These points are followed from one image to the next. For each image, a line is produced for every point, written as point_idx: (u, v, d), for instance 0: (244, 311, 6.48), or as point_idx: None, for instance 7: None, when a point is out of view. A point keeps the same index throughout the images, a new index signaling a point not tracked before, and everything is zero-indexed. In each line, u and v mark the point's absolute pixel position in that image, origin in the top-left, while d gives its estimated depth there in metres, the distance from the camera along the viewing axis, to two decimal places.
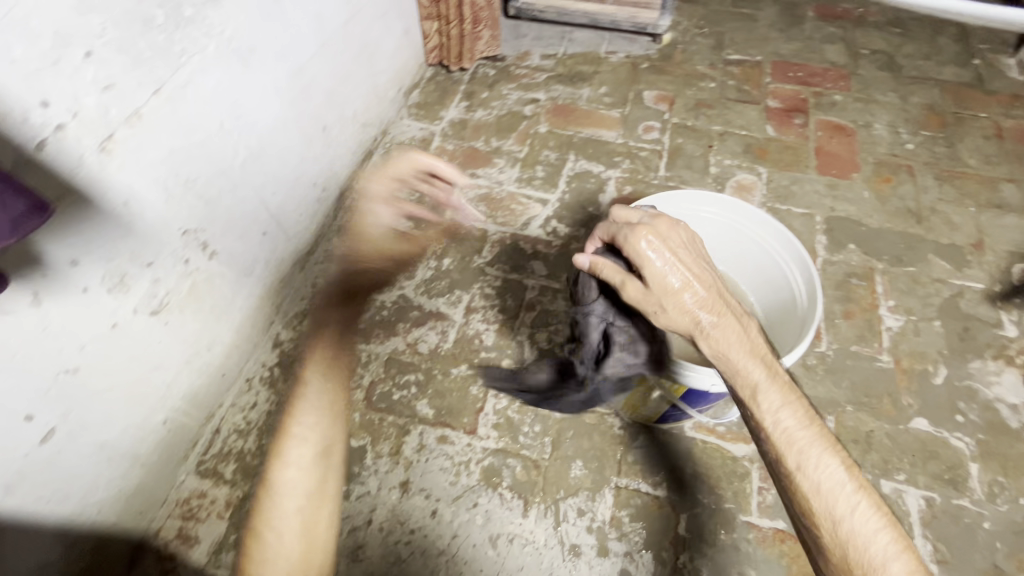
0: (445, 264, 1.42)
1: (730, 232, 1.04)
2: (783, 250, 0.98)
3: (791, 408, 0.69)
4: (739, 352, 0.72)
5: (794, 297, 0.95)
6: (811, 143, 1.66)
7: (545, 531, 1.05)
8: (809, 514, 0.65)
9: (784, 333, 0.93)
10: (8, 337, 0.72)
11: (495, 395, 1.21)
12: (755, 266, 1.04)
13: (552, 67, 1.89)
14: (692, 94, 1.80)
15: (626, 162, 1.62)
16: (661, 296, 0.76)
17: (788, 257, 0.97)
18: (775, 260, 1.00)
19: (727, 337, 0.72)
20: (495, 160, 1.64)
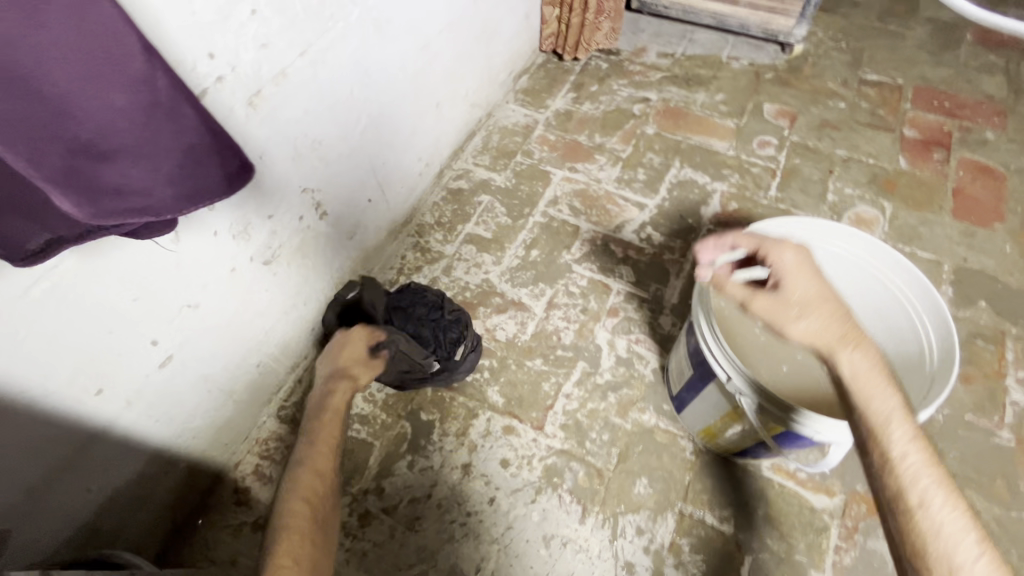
0: (533, 255, 1.41)
1: (857, 271, 0.94)
2: (918, 300, 0.88)
3: (919, 444, 0.63)
4: (875, 377, 0.67)
5: (922, 354, 0.85)
6: (949, 182, 1.50)
7: (600, 542, 1.03)
8: (922, 560, 0.59)
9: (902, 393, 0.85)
10: (149, 269, 0.77)
11: (567, 395, 1.19)
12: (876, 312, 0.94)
13: (668, 67, 1.82)
14: (817, 113, 1.67)
15: (734, 176, 1.54)
16: (804, 306, 0.72)
17: (923, 309, 0.87)
18: (905, 309, 0.89)
19: (864, 360, 0.68)
20: (596, 157, 1.60)
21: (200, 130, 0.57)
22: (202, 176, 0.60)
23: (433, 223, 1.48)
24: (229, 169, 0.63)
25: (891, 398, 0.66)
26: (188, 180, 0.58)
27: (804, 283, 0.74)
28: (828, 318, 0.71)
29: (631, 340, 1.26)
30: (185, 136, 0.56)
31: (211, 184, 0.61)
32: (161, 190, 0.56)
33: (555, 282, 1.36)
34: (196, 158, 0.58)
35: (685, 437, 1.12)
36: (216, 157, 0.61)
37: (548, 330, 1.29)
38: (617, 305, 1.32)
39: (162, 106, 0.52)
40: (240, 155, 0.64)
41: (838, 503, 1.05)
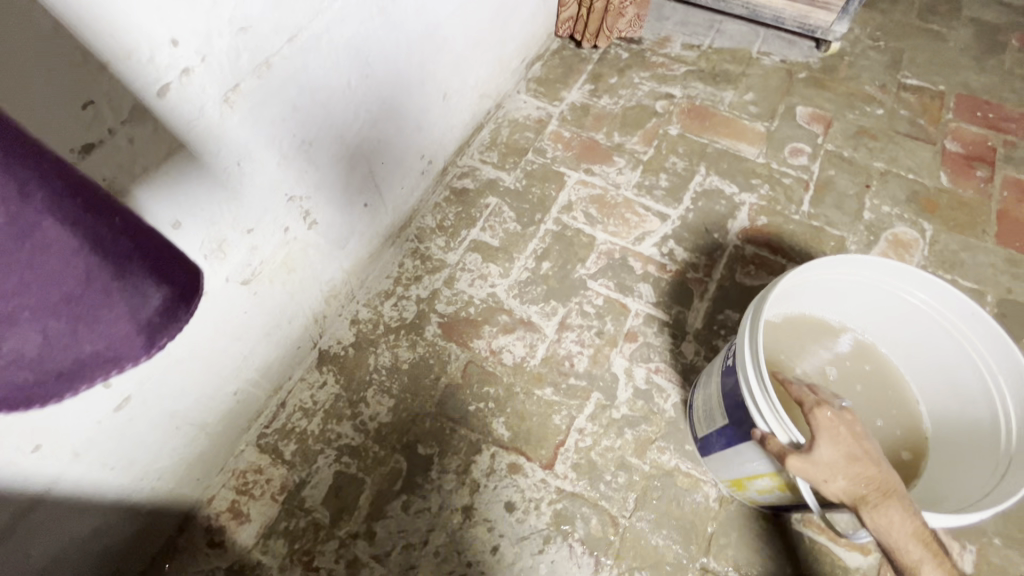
0: (544, 268, 1.29)
1: (927, 324, 0.83)
2: (997, 364, 0.76)
3: None
4: (906, 535, 0.66)
5: (996, 428, 0.75)
6: (993, 203, 1.39)
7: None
8: None
9: (968, 468, 0.76)
10: None
11: (580, 430, 1.08)
12: (946, 371, 0.83)
13: (694, 60, 1.67)
14: (854, 119, 1.55)
15: (764, 187, 1.42)
16: (835, 472, 0.68)
17: (1000, 375, 0.76)
18: (979, 373, 0.78)
19: (893, 521, 0.66)
20: (615, 158, 1.47)
21: (82, 256, 0.29)
22: (93, 330, 0.31)
23: (434, 226, 1.34)
24: (151, 304, 0.33)
25: (924, 551, 0.65)
26: (71, 348, 0.31)
27: (837, 443, 0.69)
28: (865, 483, 0.68)
29: (650, 369, 1.15)
30: (65, 273, 0.29)
31: (105, 339, 0.32)
32: (48, 372, 0.31)
33: (568, 299, 1.24)
34: (71, 306, 0.29)
35: (709, 484, 1.03)
36: (104, 288, 0.31)
37: (560, 355, 1.17)
38: (637, 328, 1.21)
39: (21, 234, 0.26)
40: (167, 275, 0.34)
41: (873, 561, 0.97)
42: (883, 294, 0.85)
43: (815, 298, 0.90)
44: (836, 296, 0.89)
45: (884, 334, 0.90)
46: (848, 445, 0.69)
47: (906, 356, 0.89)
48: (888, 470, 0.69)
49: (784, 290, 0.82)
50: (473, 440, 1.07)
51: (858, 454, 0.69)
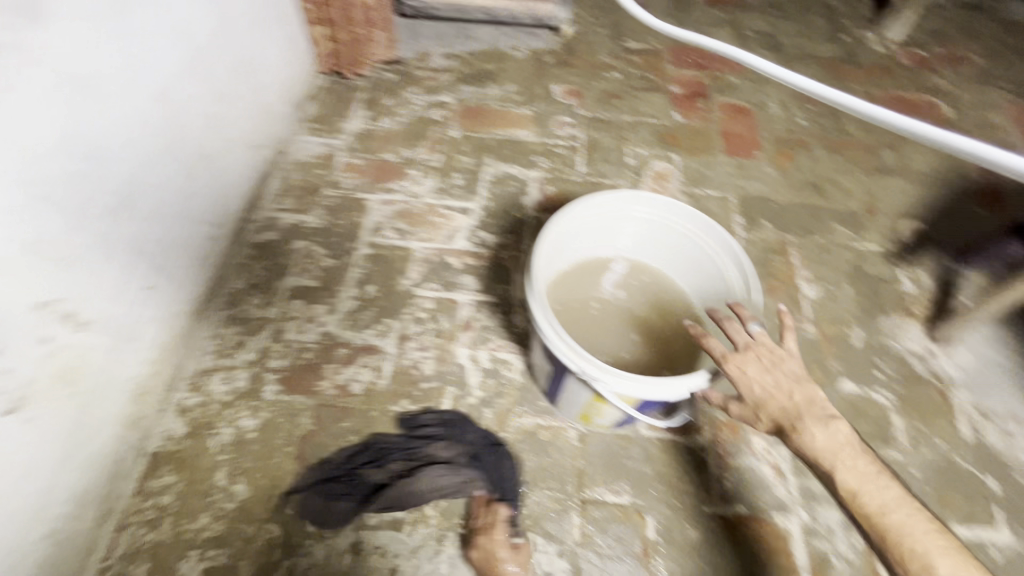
0: (370, 291, 1.31)
1: (663, 228, 1.03)
2: (712, 240, 0.97)
3: (879, 486, 0.73)
4: (827, 448, 0.76)
5: (729, 286, 0.95)
6: (715, 126, 1.72)
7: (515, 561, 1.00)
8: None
9: (724, 324, 0.95)
10: None
11: (444, 427, 1.13)
12: (688, 257, 1.03)
13: (457, 68, 1.83)
14: (599, 86, 1.80)
15: (544, 161, 1.59)
16: (756, 408, 0.81)
17: (717, 245, 0.97)
18: (705, 251, 0.99)
19: (816, 439, 0.77)
20: (409, 172, 1.54)
21: None
22: None
23: (246, 287, 1.30)
24: None
25: (846, 462, 0.75)
26: None
27: (754, 383, 0.81)
28: (782, 410, 0.80)
29: (491, 348, 1.24)
30: None
31: None
32: None
33: (401, 313, 1.28)
34: None
35: (567, 426, 1.14)
36: None
37: (406, 366, 1.21)
38: (471, 317, 1.28)
39: None
40: None
41: (707, 436, 1.14)
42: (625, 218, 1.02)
43: (581, 240, 1.04)
44: (596, 232, 1.04)
45: (641, 248, 1.09)
46: (763, 383, 0.81)
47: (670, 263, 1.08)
48: (803, 394, 0.80)
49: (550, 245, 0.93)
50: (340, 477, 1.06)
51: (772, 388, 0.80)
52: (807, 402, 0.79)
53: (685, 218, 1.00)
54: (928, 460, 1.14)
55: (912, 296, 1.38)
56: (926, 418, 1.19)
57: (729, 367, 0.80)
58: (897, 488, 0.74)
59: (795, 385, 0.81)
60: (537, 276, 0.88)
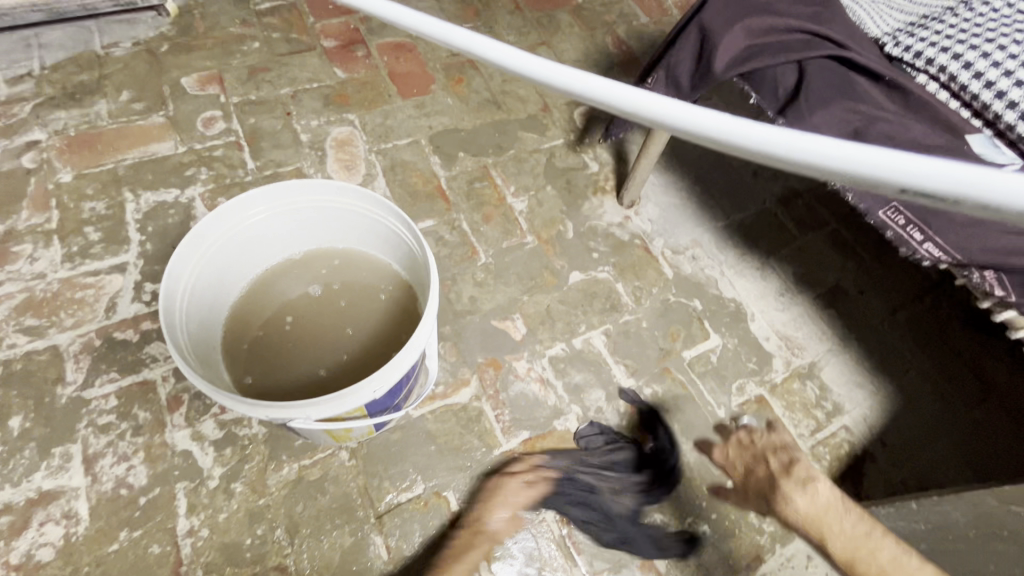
0: (16, 426, 0.98)
1: (299, 211, 0.91)
2: (347, 197, 0.89)
3: (877, 536, 0.82)
4: (799, 505, 0.89)
5: (392, 230, 0.90)
6: (382, 71, 1.61)
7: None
8: None
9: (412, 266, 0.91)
10: None
11: (190, 533, 0.93)
12: (344, 224, 0.94)
13: (35, 91, 1.37)
14: (239, 63, 1.54)
15: (202, 171, 1.33)
16: (748, 494, 0.99)
17: (355, 200, 0.89)
18: (351, 210, 0.91)
19: (792, 501, 0.90)
20: (15, 249, 1.15)
21: None
22: None
23: None
24: None
25: (823, 509, 0.87)
26: None
27: (739, 473, 1.02)
28: (763, 489, 0.96)
29: (215, 413, 1.03)
30: None
31: None
32: None
33: (74, 431, 0.98)
34: None
35: (334, 451, 1.03)
36: None
37: (109, 491, 0.94)
38: (176, 389, 1.04)
39: None
40: None
41: (475, 384, 1.14)
42: (252, 226, 0.88)
43: (222, 271, 0.88)
44: (234, 254, 0.89)
45: (300, 240, 0.96)
46: (746, 464, 1.01)
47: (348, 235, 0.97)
48: (784, 474, 0.94)
49: (172, 306, 0.76)
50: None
51: (759, 461, 0.99)
52: (789, 468, 0.94)
53: (321, 190, 0.88)
54: (651, 309, 1.31)
55: (600, 174, 1.52)
56: (640, 275, 1.36)
57: (722, 463, 1.04)
58: (892, 541, 0.81)
59: (791, 449, 0.97)
60: (170, 345, 0.71)
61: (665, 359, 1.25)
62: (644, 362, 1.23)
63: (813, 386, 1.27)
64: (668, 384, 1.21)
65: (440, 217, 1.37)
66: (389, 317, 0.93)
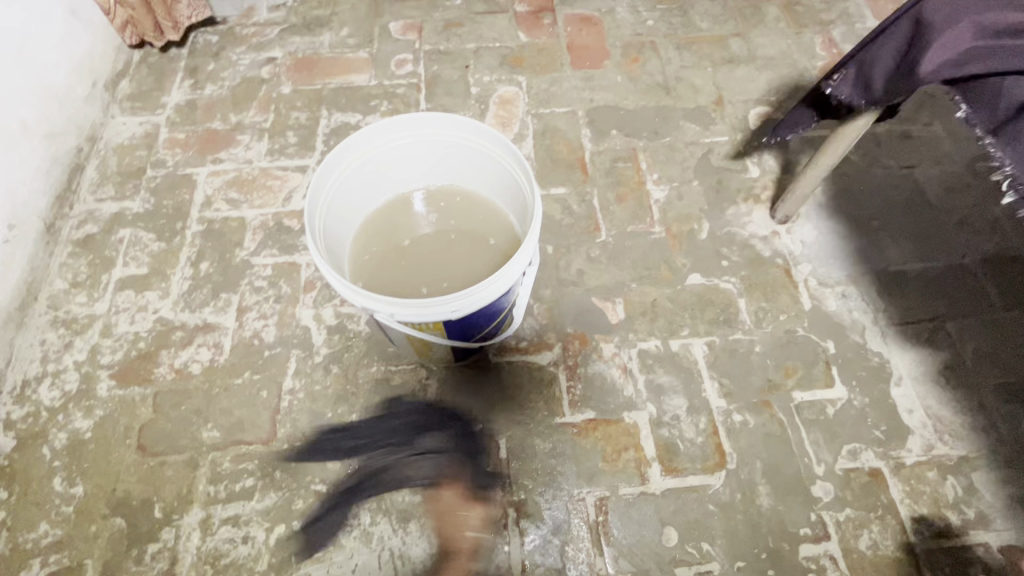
0: (203, 269, 1.25)
1: (437, 146, 1.00)
2: (481, 139, 0.96)
3: None
4: None
5: (514, 176, 0.95)
6: (562, 40, 1.65)
7: (371, 501, 1.00)
8: None
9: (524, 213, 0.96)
10: None
11: (290, 391, 1.11)
12: (474, 166, 1.02)
13: (284, 19, 1.69)
14: (440, 16, 1.70)
15: (383, 104, 1.51)
16: None
17: (487, 144, 0.96)
18: (482, 153, 0.98)
19: None
20: (238, 138, 1.45)
21: None
22: None
23: (69, 287, 1.22)
24: None
25: None
26: None
27: None
28: None
29: (335, 304, 1.20)
30: None
31: None
32: None
33: (237, 285, 1.23)
34: None
35: (416, 367, 1.13)
36: None
37: (247, 338, 1.16)
38: (313, 276, 1.24)
39: None
40: None
41: (558, 351, 1.15)
42: (396, 151, 0.99)
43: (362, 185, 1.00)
44: (375, 172, 1.00)
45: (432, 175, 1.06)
46: None
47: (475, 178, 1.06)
48: None
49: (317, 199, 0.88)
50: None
51: None
52: None
53: (460, 128, 0.97)
54: (771, 336, 1.17)
55: (758, 182, 1.39)
56: (769, 296, 1.22)
57: None
58: None
59: None
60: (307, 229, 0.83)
61: (770, 392, 1.11)
62: (743, 388, 1.12)
63: (957, 485, 1.03)
64: (764, 419, 1.08)
65: (574, 187, 1.38)
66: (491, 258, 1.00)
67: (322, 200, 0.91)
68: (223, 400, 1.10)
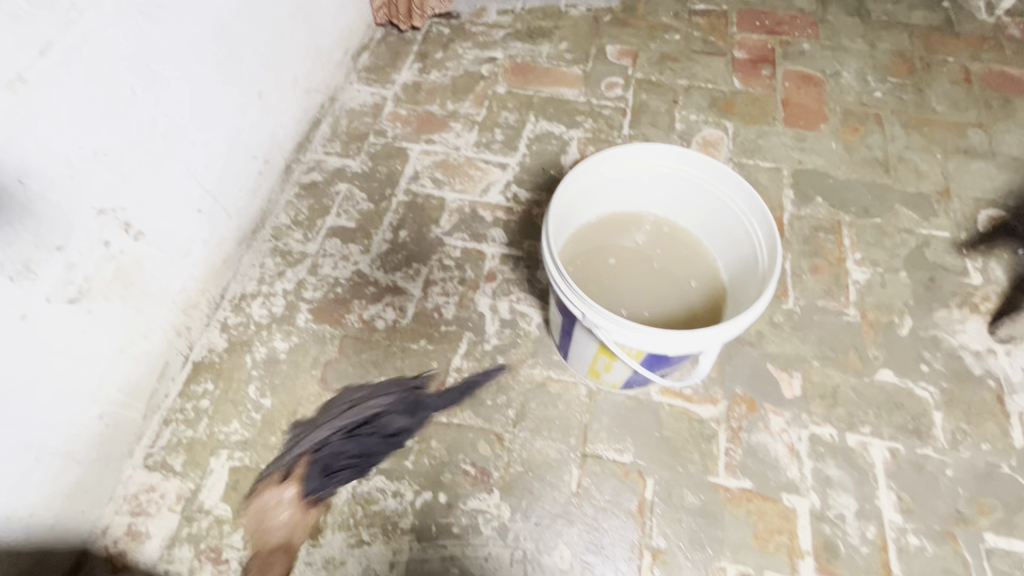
0: (402, 236, 1.36)
1: (673, 178, 1.01)
2: (724, 184, 0.97)
3: None
4: None
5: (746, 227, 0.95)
6: (778, 94, 1.61)
7: (354, 443, 1.08)
8: None
9: (744, 266, 0.96)
10: None
11: (457, 369, 1.17)
12: (698, 205, 1.03)
13: (510, 24, 1.79)
14: (656, 48, 1.72)
15: (588, 121, 1.56)
16: None
17: (729, 190, 0.97)
18: (717, 196, 0.99)
19: None
20: (452, 124, 1.56)
21: None
22: None
23: (290, 223, 1.38)
24: None
25: None
26: None
27: None
28: None
29: (512, 300, 1.25)
30: None
31: None
32: None
33: (428, 258, 1.32)
34: None
35: (578, 383, 1.14)
36: None
37: (428, 309, 1.25)
38: (495, 268, 1.30)
39: None
40: None
41: (722, 409, 1.11)
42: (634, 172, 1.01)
43: (592, 195, 1.01)
44: (606, 186, 1.02)
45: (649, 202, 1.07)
46: None
47: (686, 216, 1.06)
48: None
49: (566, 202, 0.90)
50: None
51: None
52: None
53: (704, 168, 0.98)
54: (967, 463, 1.05)
55: (978, 290, 1.25)
56: (973, 419, 1.10)
57: None
58: None
59: None
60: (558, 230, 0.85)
61: (956, 525, 1.00)
62: (925, 510, 1.01)
63: None
64: (944, 552, 0.97)
65: None
66: (694, 300, 1.00)
67: (559, 202, 0.92)
68: (399, 360, 1.19)
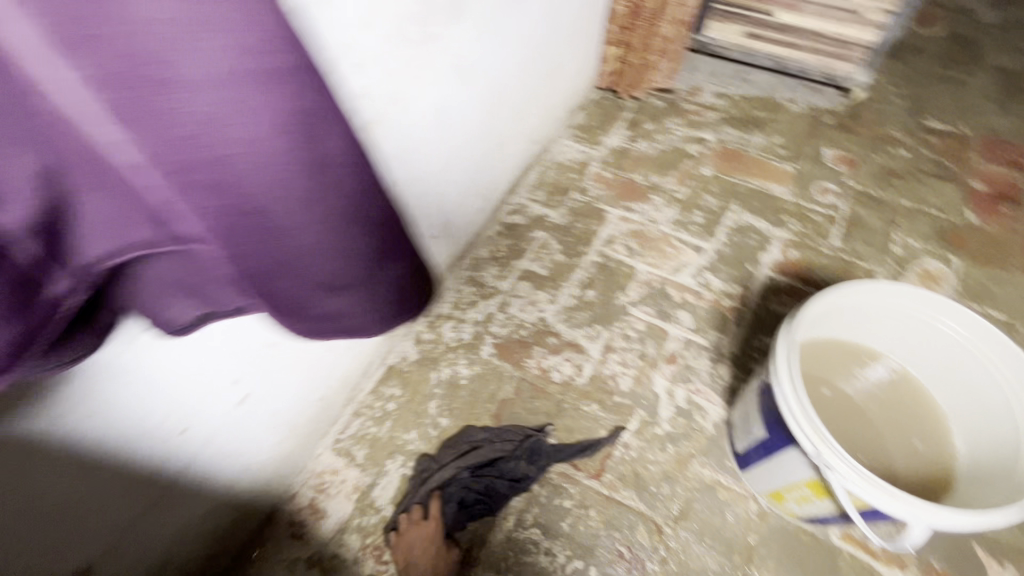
0: (589, 295, 1.41)
1: (925, 328, 0.94)
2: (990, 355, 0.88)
3: None
4: None
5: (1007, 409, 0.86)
6: (1020, 239, 1.46)
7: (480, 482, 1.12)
8: None
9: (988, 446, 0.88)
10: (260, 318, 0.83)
11: (625, 445, 1.17)
12: (943, 361, 0.96)
13: (725, 108, 1.80)
14: (880, 161, 1.64)
15: (794, 223, 1.51)
16: None
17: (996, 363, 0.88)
18: (975, 363, 0.90)
19: None
20: (652, 197, 1.59)
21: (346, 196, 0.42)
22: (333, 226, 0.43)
23: (488, 257, 1.49)
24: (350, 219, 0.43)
25: None
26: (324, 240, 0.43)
27: None
28: None
29: (690, 389, 1.24)
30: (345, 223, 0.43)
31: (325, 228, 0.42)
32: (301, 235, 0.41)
33: (612, 324, 1.35)
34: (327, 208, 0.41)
35: (750, 497, 1.10)
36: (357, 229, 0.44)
37: (605, 375, 1.27)
38: (677, 351, 1.30)
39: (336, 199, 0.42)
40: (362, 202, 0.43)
41: None
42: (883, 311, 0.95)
43: (829, 321, 0.97)
44: (846, 316, 0.97)
45: (882, 340, 1.01)
46: None
47: (919, 366, 1.00)
48: None
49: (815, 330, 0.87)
50: (517, 454, 1.16)
51: None
52: None
53: (970, 329, 0.90)
54: None
55: None
56: None
57: None
58: None
59: None
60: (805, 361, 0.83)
61: None
62: None
63: None
64: None
65: None
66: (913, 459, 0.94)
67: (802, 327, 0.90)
68: (570, 419, 1.22)
